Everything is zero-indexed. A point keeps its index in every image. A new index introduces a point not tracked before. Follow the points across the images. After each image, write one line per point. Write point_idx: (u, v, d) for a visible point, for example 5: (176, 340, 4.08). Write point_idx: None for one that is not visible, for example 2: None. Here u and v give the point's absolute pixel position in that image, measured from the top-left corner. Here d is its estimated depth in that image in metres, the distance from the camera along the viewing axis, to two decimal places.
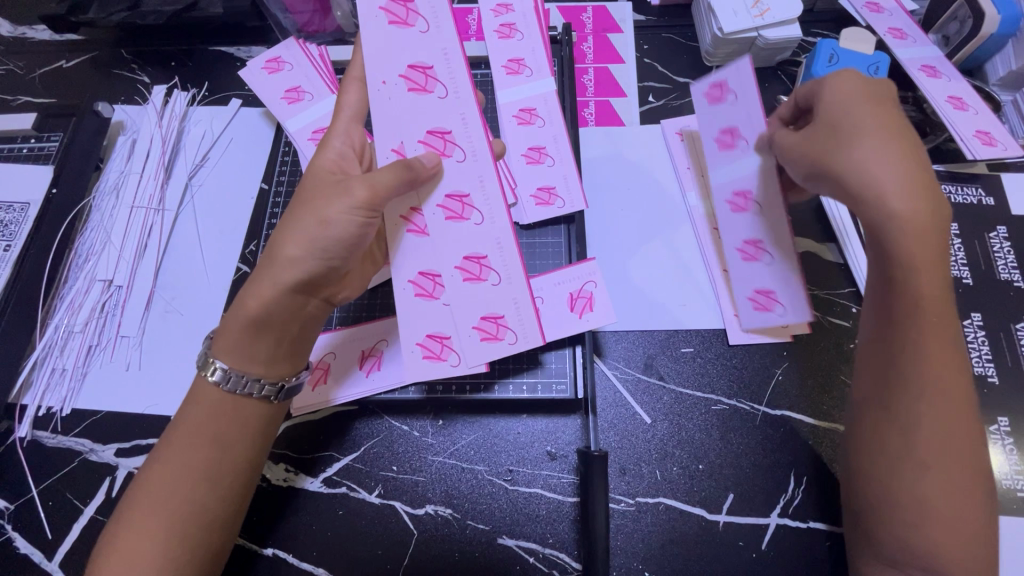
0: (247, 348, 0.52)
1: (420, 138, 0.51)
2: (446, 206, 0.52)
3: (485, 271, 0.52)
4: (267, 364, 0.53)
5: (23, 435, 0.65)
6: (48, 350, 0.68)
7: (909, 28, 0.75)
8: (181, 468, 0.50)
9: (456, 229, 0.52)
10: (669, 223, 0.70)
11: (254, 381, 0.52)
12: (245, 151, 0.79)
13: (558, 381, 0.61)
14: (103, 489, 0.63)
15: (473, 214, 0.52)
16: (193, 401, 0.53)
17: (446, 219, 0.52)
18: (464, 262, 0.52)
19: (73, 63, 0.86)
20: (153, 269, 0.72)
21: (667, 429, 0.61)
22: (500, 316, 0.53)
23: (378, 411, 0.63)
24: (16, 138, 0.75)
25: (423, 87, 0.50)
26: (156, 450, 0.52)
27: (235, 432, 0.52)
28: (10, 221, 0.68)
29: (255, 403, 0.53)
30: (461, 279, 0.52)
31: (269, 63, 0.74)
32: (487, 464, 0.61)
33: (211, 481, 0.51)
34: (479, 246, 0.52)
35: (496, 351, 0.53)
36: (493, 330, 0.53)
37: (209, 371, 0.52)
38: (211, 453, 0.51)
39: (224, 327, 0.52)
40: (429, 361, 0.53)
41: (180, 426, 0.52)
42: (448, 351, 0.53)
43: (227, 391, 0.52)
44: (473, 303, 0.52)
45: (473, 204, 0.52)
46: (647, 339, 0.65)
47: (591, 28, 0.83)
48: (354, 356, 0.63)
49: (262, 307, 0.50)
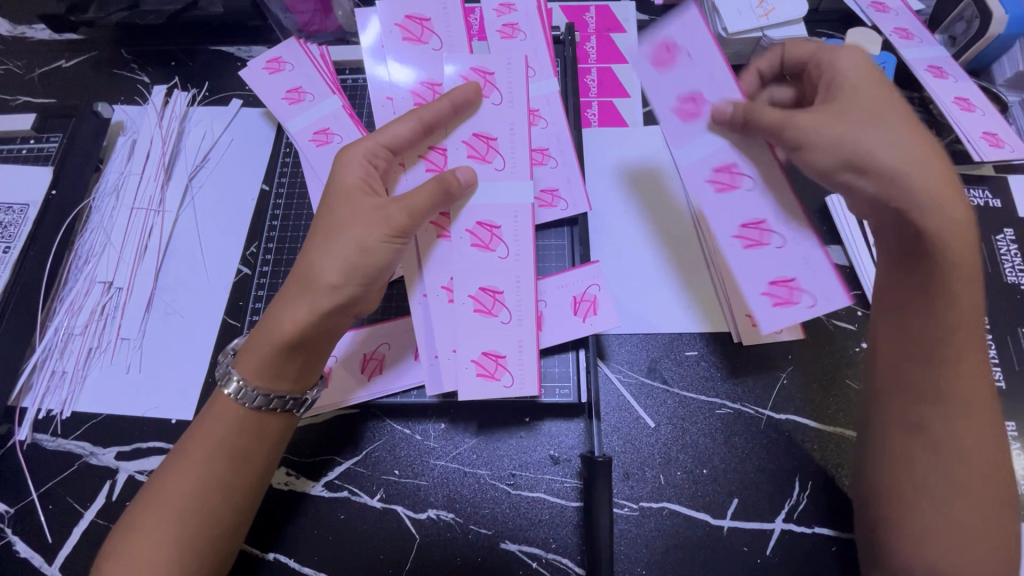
0: (275, 369, 0.52)
1: (465, 140, 0.57)
2: (475, 233, 0.56)
3: (497, 307, 0.55)
4: (295, 382, 0.54)
5: (24, 438, 0.64)
6: (48, 352, 0.68)
7: (915, 28, 0.75)
8: (198, 478, 0.50)
9: (482, 257, 0.55)
10: (672, 225, 0.70)
11: (279, 398, 0.53)
12: (245, 152, 0.79)
13: (561, 385, 0.61)
14: (104, 492, 0.62)
15: (499, 246, 0.56)
16: (214, 411, 0.53)
17: (473, 245, 0.55)
18: (478, 293, 0.55)
19: (74, 62, 0.86)
20: (153, 271, 0.72)
21: (670, 433, 0.61)
22: (502, 357, 0.54)
23: (381, 415, 0.63)
24: (16, 139, 0.75)
25: (482, 155, 0.57)
26: (173, 456, 0.52)
27: (254, 443, 0.53)
28: (9, 222, 0.68)
29: (277, 417, 0.54)
30: (472, 309, 0.55)
31: (269, 63, 0.73)
32: (489, 467, 0.60)
33: (227, 492, 0.51)
34: (498, 280, 0.55)
35: (490, 390, 0.54)
36: (491, 368, 0.54)
37: (227, 384, 0.53)
38: (232, 464, 0.52)
39: (249, 348, 0.53)
40: (476, 377, 0.54)
41: (198, 436, 0.52)
42: (501, 370, 0.54)
43: (248, 408, 0.53)
44: (479, 336, 0.54)
45: (502, 237, 0.56)
46: (651, 343, 0.65)
47: (594, 28, 0.82)
48: (354, 359, 0.62)
49: (290, 328, 0.51)
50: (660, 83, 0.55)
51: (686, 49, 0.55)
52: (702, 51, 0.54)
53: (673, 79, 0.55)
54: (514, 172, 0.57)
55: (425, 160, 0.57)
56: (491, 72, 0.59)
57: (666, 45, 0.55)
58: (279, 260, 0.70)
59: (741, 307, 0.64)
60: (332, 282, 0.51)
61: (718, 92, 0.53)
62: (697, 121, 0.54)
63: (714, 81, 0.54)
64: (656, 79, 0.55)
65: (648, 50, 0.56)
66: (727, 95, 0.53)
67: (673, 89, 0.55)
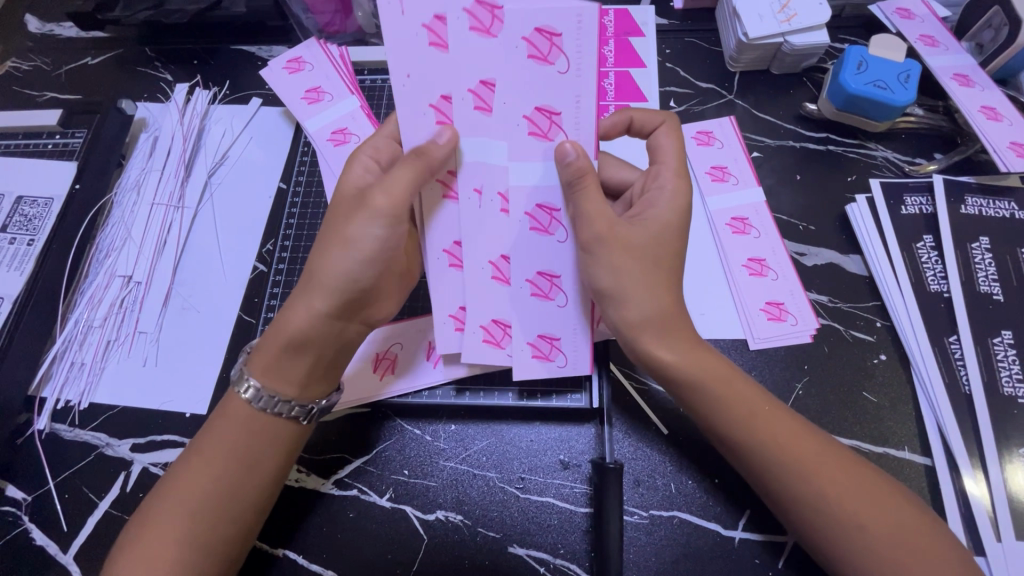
0: (284, 370, 0.53)
1: (471, 88, 0.49)
2: (533, 216, 0.53)
3: (554, 291, 0.56)
4: (299, 387, 0.54)
5: (42, 428, 0.65)
6: (68, 344, 0.69)
7: (941, 35, 0.74)
8: (210, 479, 0.51)
9: (542, 242, 0.54)
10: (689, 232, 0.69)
11: (285, 402, 0.53)
12: (264, 149, 0.80)
13: (573, 390, 0.60)
14: (118, 483, 0.63)
15: (558, 230, 0.54)
16: (224, 414, 0.54)
17: (531, 229, 0.54)
18: (536, 277, 0.55)
19: (99, 59, 0.88)
20: (171, 267, 0.73)
21: (682, 442, 0.60)
22: (556, 338, 0.56)
23: (392, 414, 0.63)
24: (42, 134, 0.76)
25: (488, 107, 0.50)
26: (184, 457, 0.53)
27: (262, 448, 0.53)
28: (34, 215, 0.70)
29: (284, 423, 0.54)
30: (530, 293, 0.56)
31: (290, 63, 0.74)
32: (499, 470, 0.60)
33: (238, 493, 0.52)
34: (556, 264, 0.55)
35: (544, 370, 0.57)
36: (546, 350, 0.57)
37: (242, 388, 0.54)
38: (240, 467, 0.52)
39: (262, 346, 0.54)
40: (537, 359, 0.57)
41: (211, 438, 0.53)
42: (555, 351, 0.57)
43: (258, 409, 0.53)
44: (537, 318, 0.56)
45: (561, 220, 0.54)
46: None
47: (612, 31, 0.82)
48: (368, 360, 0.63)
49: (293, 331, 0.53)
50: (523, 86, 0.49)
51: (566, 58, 0.48)
52: (582, 68, 0.48)
53: (534, 87, 0.49)
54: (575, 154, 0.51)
55: (435, 111, 0.50)
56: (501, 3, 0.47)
57: (554, 47, 0.48)
58: (295, 257, 0.71)
59: (753, 304, 0.65)
60: (335, 282, 0.52)
61: (572, 125, 0.50)
62: (543, 144, 0.51)
63: (577, 111, 0.50)
64: (528, 84, 0.49)
65: (522, 44, 0.47)
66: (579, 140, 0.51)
67: (528, 95, 0.49)
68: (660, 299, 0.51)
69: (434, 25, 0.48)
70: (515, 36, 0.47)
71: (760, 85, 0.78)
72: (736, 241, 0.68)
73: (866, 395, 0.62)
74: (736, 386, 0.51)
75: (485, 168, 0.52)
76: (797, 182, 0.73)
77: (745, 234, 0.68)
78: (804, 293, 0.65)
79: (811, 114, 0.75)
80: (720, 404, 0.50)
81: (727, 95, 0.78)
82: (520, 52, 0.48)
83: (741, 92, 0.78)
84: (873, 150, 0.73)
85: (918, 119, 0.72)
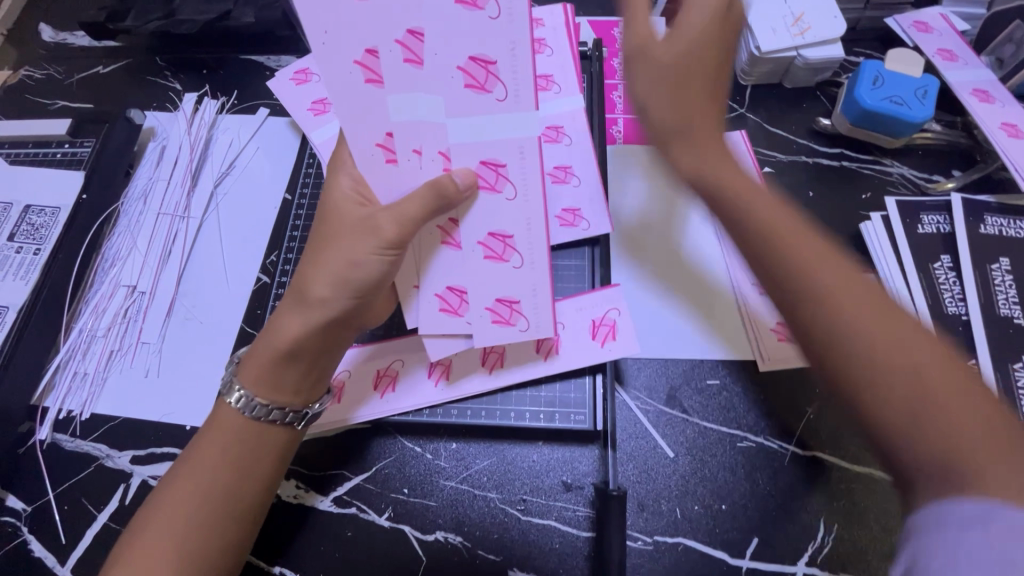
0: (274, 377, 0.53)
1: (397, 39, 0.45)
2: (480, 173, 0.51)
3: (508, 252, 0.54)
4: (294, 392, 0.54)
5: (43, 437, 0.65)
6: (71, 354, 0.69)
7: (959, 49, 0.72)
8: (199, 487, 0.51)
9: (490, 201, 0.52)
10: (698, 249, 0.68)
11: (279, 408, 0.54)
12: (270, 160, 0.79)
13: (577, 411, 0.59)
14: (117, 496, 0.63)
15: (506, 186, 0.52)
16: (215, 424, 0.53)
17: (479, 188, 0.52)
18: (487, 239, 0.54)
19: (111, 68, 0.88)
20: (175, 277, 0.73)
21: (688, 465, 0.59)
22: (516, 301, 0.56)
23: (393, 431, 0.62)
24: (51, 143, 0.76)
25: (419, 59, 0.46)
26: (174, 470, 0.52)
27: (256, 456, 0.53)
28: (40, 224, 0.70)
29: (277, 429, 0.54)
30: (484, 255, 0.54)
31: (297, 74, 0.74)
32: (500, 491, 0.59)
33: (230, 499, 0.51)
34: (509, 224, 0.53)
35: (508, 335, 0.56)
36: (506, 315, 0.56)
37: (232, 396, 0.54)
38: (234, 475, 0.52)
39: (251, 356, 0.54)
40: (498, 325, 0.56)
41: (202, 445, 0.53)
42: (515, 316, 0.56)
43: (250, 417, 0.53)
44: (493, 282, 0.55)
45: (508, 175, 0.51)
46: (670, 370, 0.63)
47: (622, 43, 0.81)
48: (368, 376, 0.61)
49: (293, 337, 0.53)
50: (455, 33, 0.45)
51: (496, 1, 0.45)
52: (514, 10, 0.45)
53: (460, 34, 0.46)
54: (519, 102, 0.48)
55: (360, 67, 0.46)
56: None
57: None
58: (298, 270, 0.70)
59: (764, 321, 0.63)
60: (322, 295, 0.53)
61: (511, 73, 0.47)
62: (483, 97, 0.48)
63: (514, 57, 0.46)
64: (458, 31, 0.45)
65: None
66: (517, 87, 0.48)
67: (459, 43, 0.46)
68: (687, 107, 0.50)
69: None
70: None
71: (772, 99, 0.77)
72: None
73: None
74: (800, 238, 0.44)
75: (420, 127, 0.49)
76: (810, 199, 0.71)
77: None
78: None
79: (825, 129, 0.73)
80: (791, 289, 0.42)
81: (738, 108, 0.76)
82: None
83: (753, 106, 0.76)
84: (888, 166, 0.71)
85: (935, 135, 0.70)
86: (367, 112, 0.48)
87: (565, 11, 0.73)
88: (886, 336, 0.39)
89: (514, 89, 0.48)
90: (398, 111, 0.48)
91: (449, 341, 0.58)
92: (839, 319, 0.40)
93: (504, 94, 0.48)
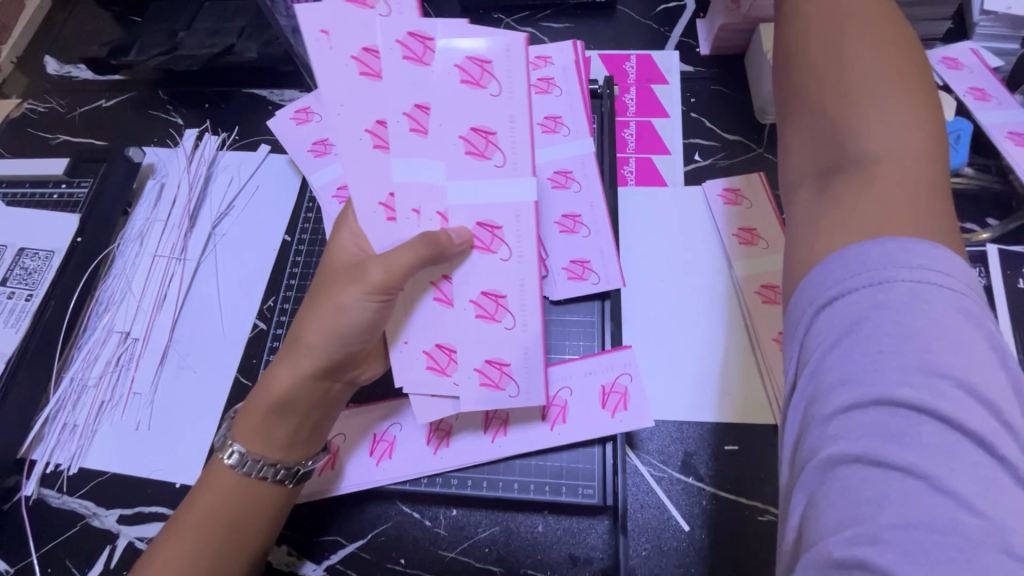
0: (266, 431, 0.51)
1: (406, 112, 0.51)
2: (476, 234, 0.52)
3: (501, 313, 0.52)
4: (285, 449, 0.51)
5: (29, 493, 0.63)
6: (60, 405, 0.67)
7: (992, 88, 0.68)
8: (187, 558, 0.47)
9: (483, 261, 0.52)
10: (715, 299, 0.64)
11: (269, 465, 0.51)
12: (270, 198, 0.77)
13: (585, 483, 0.56)
14: (103, 558, 0.60)
15: (501, 248, 0.52)
16: (205, 482, 0.51)
17: (474, 247, 0.52)
18: (481, 298, 0.52)
19: (113, 102, 0.87)
20: (170, 323, 0.70)
21: (705, 540, 0.55)
22: (506, 364, 0.52)
23: (390, 496, 0.58)
24: (48, 182, 0.75)
25: (424, 128, 0.51)
26: (162, 532, 0.49)
27: (247, 516, 0.50)
28: (33, 269, 0.68)
29: (269, 487, 0.51)
30: (474, 315, 0.52)
31: (297, 113, 0.76)
32: (503, 565, 0.55)
33: (220, 569, 0.48)
34: (502, 284, 0.52)
35: (495, 399, 0.52)
36: (495, 377, 0.53)
37: (226, 453, 0.51)
38: (224, 537, 0.49)
39: (246, 410, 0.52)
40: (486, 388, 0.52)
41: (191, 511, 0.49)
42: (505, 380, 0.53)
43: (241, 475, 0.50)
44: (483, 342, 0.52)
45: (504, 238, 0.52)
46: (686, 434, 0.59)
47: (634, 79, 0.78)
48: (364, 441, 0.59)
49: (285, 393, 0.50)
50: (459, 109, 0.51)
51: (498, 82, 0.52)
52: (514, 91, 0.52)
53: (467, 110, 0.51)
54: (517, 168, 0.52)
55: (371, 135, 0.51)
56: (430, 35, 0.51)
57: (486, 72, 0.51)
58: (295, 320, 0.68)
59: (786, 385, 0.59)
60: (311, 343, 0.51)
61: (508, 143, 0.52)
62: (482, 163, 0.52)
63: (512, 129, 0.52)
64: (463, 107, 0.51)
65: (454, 71, 0.51)
66: (515, 154, 0.52)
67: (464, 118, 0.51)
68: None
69: (363, 56, 0.51)
70: (446, 65, 0.51)
71: None
72: (767, 313, 0.62)
73: None
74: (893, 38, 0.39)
75: (421, 188, 0.51)
76: None
77: (777, 304, 0.63)
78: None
79: None
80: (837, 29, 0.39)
81: (756, 148, 0.73)
82: (453, 77, 0.51)
83: (772, 145, 0.73)
84: None
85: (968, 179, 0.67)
86: (372, 175, 0.51)
87: (574, 48, 0.70)
88: (894, 48, 0.38)
89: (513, 158, 0.52)
90: (402, 173, 0.51)
91: (436, 403, 0.53)
92: (839, 32, 0.39)
93: (503, 160, 0.52)
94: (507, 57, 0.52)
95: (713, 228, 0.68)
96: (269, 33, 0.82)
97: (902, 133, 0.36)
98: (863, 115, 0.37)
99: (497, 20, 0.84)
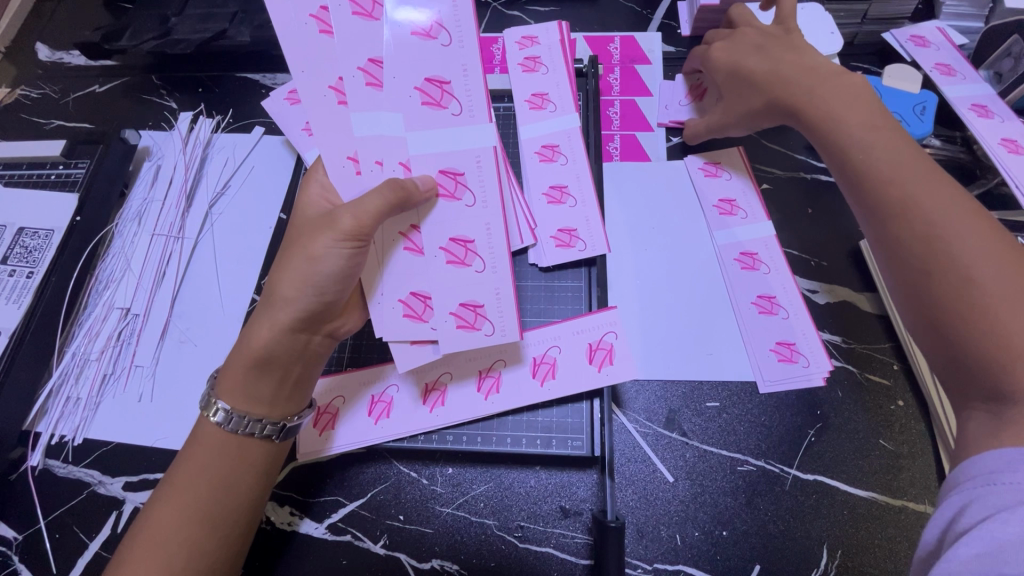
0: (251, 389, 0.53)
1: (360, 66, 0.53)
2: (440, 181, 0.55)
3: (471, 257, 0.55)
4: (270, 404, 0.53)
5: (35, 464, 0.65)
6: (64, 378, 0.68)
7: (957, 63, 0.72)
8: (182, 511, 0.50)
9: (450, 207, 0.55)
10: (697, 266, 0.67)
11: (256, 421, 0.53)
12: (265, 178, 0.79)
13: (574, 437, 0.58)
14: (109, 523, 0.62)
15: (465, 195, 0.55)
16: (195, 441, 0.53)
17: (439, 195, 0.55)
18: (450, 244, 0.55)
19: (106, 87, 0.88)
20: (169, 298, 0.72)
21: (688, 490, 0.58)
22: (480, 305, 0.55)
23: (388, 456, 0.61)
24: (46, 164, 0.76)
25: (379, 82, 0.53)
26: (157, 492, 0.51)
27: (241, 472, 0.52)
28: (34, 247, 0.69)
29: (258, 442, 0.53)
30: (446, 261, 0.55)
31: (291, 93, 0.78)
32: (498, 518, 0.58)
33: (219, 520, 0.50)
34: (469, 230, 0.55)
35: (471, 340, 0.55)
36: (471, 319, 0.55)
37: (212, 412, 0.53)
38: (217, 491, 0.51)
39: (228, 367, 0.54)
40: (463, 330, 0.55)
41: (184, 468, 0.51)
42: (480, 320, 0.55)
43: (229, 431, 0.52)
44: (455, 286, 0.55)
45: (467, 184, 0.55)
46: (670, 393, 0.62)
47: (618, 59, 0.81)
48: (363, 402, 0.61)
49: (264, 347, 0.52)
50: (413, 62, 0.54)
51: (449, 32, 0.54)
52: (464, 41, 0.54)
53: (422, 62, 0.54)
54: (473, 116, 0.55)
55: (334, 91, 0.54)
56: None
57: (434, 23, 0.54)
58: None
59: (763, 343, 0.62)
60: (287, 295, 0.53)
61: (463, 91, 0.54)
62: (440, 112, 0.54)
63: (465, 78, 0.54)
64: (419, 58, 0.54)
65: (406, 24, 0.54)
66: (471, 100, 0.55)
67: (419, 69, 0.54)
68: (857, 100, 0.56)
69: (321, 14, 0.54)
70: (393, 19, 0.53)
71: None
72: (746, 277, 0.66)
73: (882, 443, 0.58)
74: (953, 185, 0.48)
75: (382, 140, 0.54)
76: (809, 216, 0.69)
77: (755, 269, 0.66)
78: (816, 334, 0.63)
79: None
80: (914, 171, 0.49)
81: None
82: (403, 30, 0.53)
83: None
84: None
85: (934, 150, 0.71)
86: (336, 130, 0.54)
87: (560, 28, 0.73)
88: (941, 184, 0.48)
89: (469, 106, 0.55)
90: (361, 127, 0.54)
91: (415, 349, 0.56)
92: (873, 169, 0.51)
93: (459, 109, 0.55)
94: (455, 8, 0.54)
95: (694, 199, 0.71)
96: (261, 18, 0.83)
97: (997, 255, 0.44)
98: (914, 228, 0.47)
99: (485, 4, 0.86)
